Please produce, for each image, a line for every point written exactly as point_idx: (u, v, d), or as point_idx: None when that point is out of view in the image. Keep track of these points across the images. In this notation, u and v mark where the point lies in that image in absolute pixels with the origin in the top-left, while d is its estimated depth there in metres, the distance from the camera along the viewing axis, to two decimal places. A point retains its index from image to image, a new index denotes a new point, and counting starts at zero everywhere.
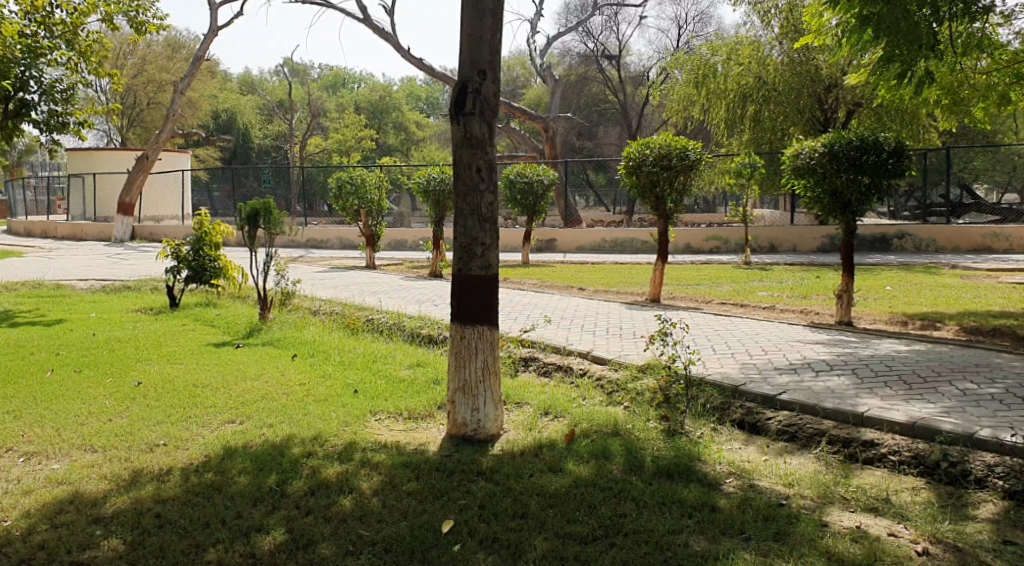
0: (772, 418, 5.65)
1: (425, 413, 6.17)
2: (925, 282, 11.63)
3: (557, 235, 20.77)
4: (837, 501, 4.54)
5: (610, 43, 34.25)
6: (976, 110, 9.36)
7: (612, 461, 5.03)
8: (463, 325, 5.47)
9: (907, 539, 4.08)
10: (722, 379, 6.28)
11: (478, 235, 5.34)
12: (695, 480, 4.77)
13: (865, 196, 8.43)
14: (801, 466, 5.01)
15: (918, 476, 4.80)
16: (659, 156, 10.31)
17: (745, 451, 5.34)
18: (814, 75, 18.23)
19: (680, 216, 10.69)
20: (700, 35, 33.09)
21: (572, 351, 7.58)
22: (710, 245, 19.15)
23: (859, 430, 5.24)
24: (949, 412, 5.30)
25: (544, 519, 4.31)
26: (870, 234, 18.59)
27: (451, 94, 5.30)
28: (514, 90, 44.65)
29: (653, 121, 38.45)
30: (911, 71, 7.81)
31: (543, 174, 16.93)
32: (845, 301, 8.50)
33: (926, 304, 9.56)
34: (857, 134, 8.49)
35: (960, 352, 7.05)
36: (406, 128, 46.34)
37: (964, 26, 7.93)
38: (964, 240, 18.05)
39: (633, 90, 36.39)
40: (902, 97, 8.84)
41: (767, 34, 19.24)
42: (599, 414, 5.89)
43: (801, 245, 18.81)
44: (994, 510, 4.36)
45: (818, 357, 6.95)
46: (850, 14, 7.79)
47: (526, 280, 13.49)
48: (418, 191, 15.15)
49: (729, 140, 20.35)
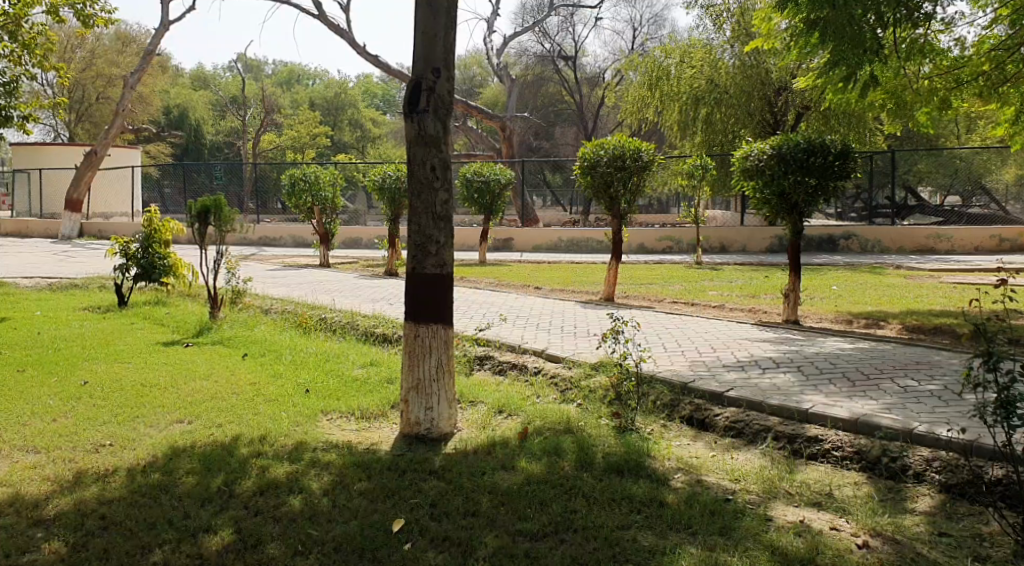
0: (720, 414, 5.76)
1: (378, 412, 6.16)
2: (870, 282, 11.87)
3: (514, 234, 20.81)
4: (781, 496, 4.63)
5: (566, 44, 34.30)
6: (919, 114, 9.56)
7: (563, 458, 5.08)
8: (418, 323, 5.47)
9: (848, 532, 4.16)
10: (672, 376, 6.38)
11: (433, 234, 5.36)
12: (644, 476, 4.84)
13: (812, 198, 8.59)
14: (748, 463, 5.11)
15: (859, 471, 4.90)
16: (613, 156, 10.38)
17: (693, 447, 5.43)
18: (764, 78, 18.60)
19: (634, 216, 10.74)
20: (655, 37, 33.37)
21: (526, 350, 7.61)
22: (663, 245, 19.36)
23: (805, 426, 5.35)
24: (889, 408, 5.45)
25: (495, 516, 4.33)
26: (817, 235, 18.93)
27: (406, 92, 5.32)
28: (470, 88, 44.64)
29: (608, 122, 38.63)
30: (856, 75, 7.93)
31: (499, 173, 16.87)
32: (791, 300, 8.64)
33: (871, 303, 9.78)
34: (803, 136, 8.64)
35: (901, 350, 7.23)
36: (362, 126, 45.98)
37: (907, 33, 8.03)
38: (907, 241, 18.48)
39: (589, 91, 36.66)
40: (848, 101, 8.98)
41: (719, 37, 19.40)
42: (553, 412, 5.93)
43: (750, 246, 19.07)
44: (930, 503, 4.45)
45: (765, 355, 7.08)
46: (799, 19, 7.86)
47: (482, 280, 13.49)
48: (373, 188, 15.04)
49: (683, 142, 20.55)
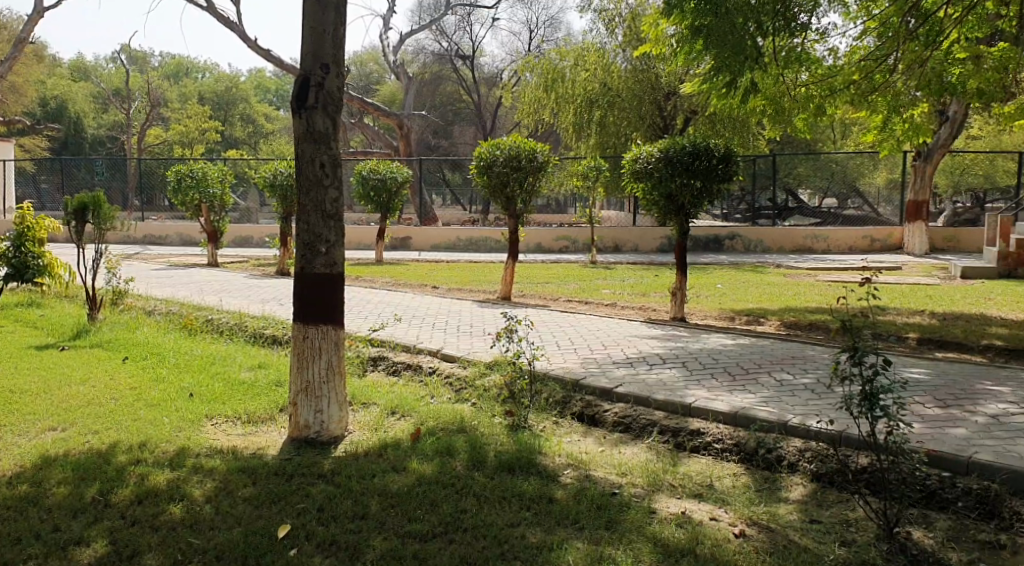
0: (609, 410, 5.88)
1: (266, 416, 6.01)
2: (753, 281, 12.37)
3: (411, 233, 20.69)
4: (665, 488, 4.77)
5: (463, 43, 34.29)
6: (796, 121, 10.01)
7: (454, 458, 5.09)
8: (306, 324, 5.37)
9: (726, 522, 4.32)
10: (564, 374, 6.47)
11: (323, 233, 5.27)
12: (534, 473, 4.90)
13: (697, 199, 8.91)
14: (634, 457, 5.23)
15: (738, 462, 5.10)
16: (509, 156, 10.42)
17: (583, 442, 5.52)
18: (654, 83, 19.09)
19: (530, 216, 10.83)
20: (551, 39, 33.75)
21: (420, 350, 7.57)
22: (558, 245, 19.65)
23: (688, 420, 5.53)
24: (767, 401, 5.69)
25: (385, 518, 4.30)
26: (704, 235, 19.60)
27: (293, 87, 5.21)
28: (367, 85, 44.10)
29: (505, 122, 38.85)
30: (738, 82, 8.23)
31: (396, 171, 16.73)
32: (679, 298, 8.90)
33: (752, 301, 10.20)
34: (689, 140, 8.90)
35: (779, 345, 7.56)
36: (254, 121, 44.75)
37: (785, 42, 8.39)
38: (787, 242, 19.34)
39: (486, 91, 36.77)
40: (732, 106, 9.32)
41: (611, 42, 19.70)
42: (445, 412, 5.93)
43: (642, 246, 19.55)
44: (803, 492, 4.67)
45: (653, 351, 7.28)
46: (684, 25, 8.09)
47: (377, 279, 13.35)
48: (264, 185, 14.67)
49: (578, 143, 20.90)
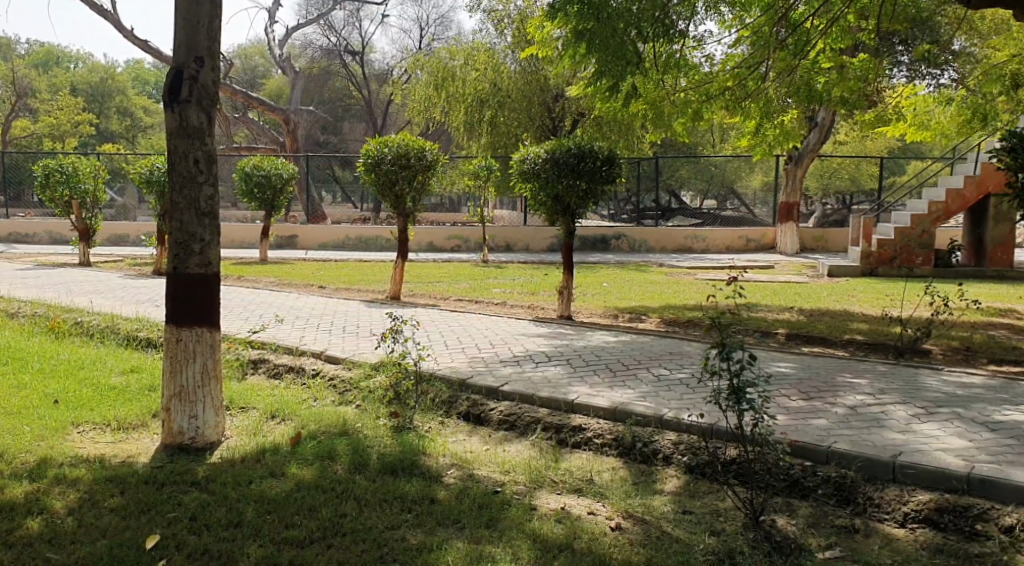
0: (493, 408, 5.91)
1: (137, 422, 5.75)
2: (636, 279, 12.70)
3: (298, 231, 20.26)
4: (546, 485, 4.82)
5: (353, 39, 33.77)
6: (676, 125, 10.34)
7: (336, 461, 5.00)
8: (180, 326, 5.16)
9: (603, 516, 4.40)
10: (450, 374, 6.46)
11: (197, 231, 5.09)
12: (417, 474, 4.87)
13: (583, 200, 9.07)
14: (518, 454, 5.27)
15: (617, 457, 5.21)
16: (396, 155, 10.30)
17: (467, 442, 5.52)
18: (543, 85, 19.34)
19: (420, 215, 10.76)
20: (441, 38, 33.66)
21: (304, 352, 7.41)
22: (449, 244, 19.65)
23: (570, 417, 5.62)
24: (645, 396, 5.85)
25: (261, 525, 4.19)
26: (592, 235, 20.00)
27: (165, 80, 5.01)
28: (253, 80, 42.90)
29: (396, 120, 38.54)
30: (621, 85, 8.42)
31: (281, 168, 16.34)
32: (566, 296, 9.03)
33: (636, 299, 10.46)
34: (575, 142, 9.05)
35: (659, 342, 7.79)
36: (132, 114, 42.80)
37: (665, 49, 8.65)
38: (671, 242, 19.96)
39: (377, 88, 36.37)
40: (615, 109, 9.53)
41: (500, 42, 19.81)
42: (328, 414, 5.82)
43: (533, 245, 19.77)
44: (677, 484, 4.81)
45: (539, 350, 7.36)
46: (568, 29, 8.21)
47: (262, 279, 12.99)
48: (140, 181, 14.05)
49: (469, 142, 20.94)
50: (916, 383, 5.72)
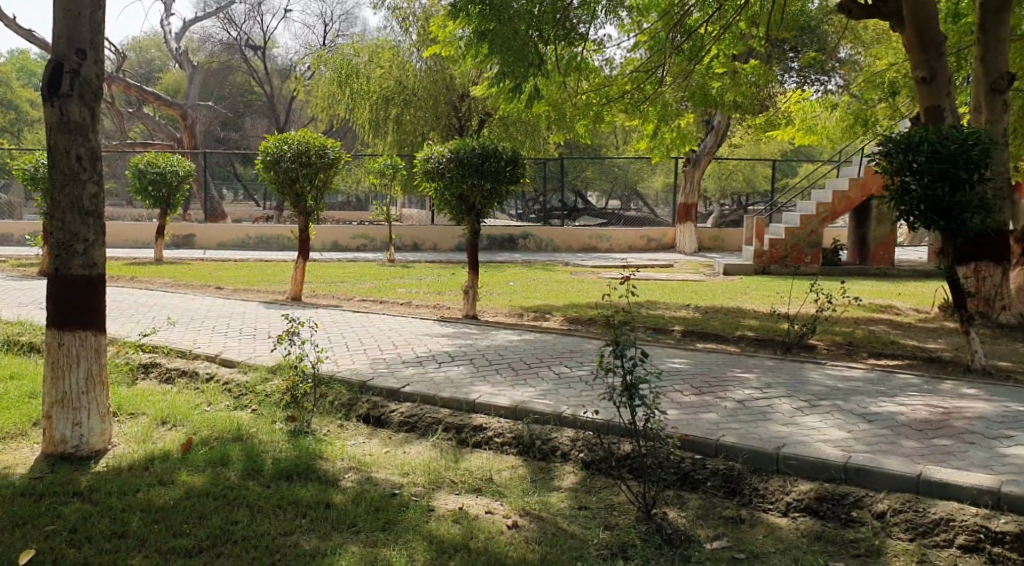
0: (394, 410, 5.86)
1: (15, 431, 5.46)
2: (542, 278, 12.82)
3: (196, 230, 19.65)
4: (445, 485, 4.79)
5: (254, 33, 32.92)
6: (579, 127, 10.50)
7: (229, 468, 4.87)
8: (62, 330, 4.93)
9: (500, 514, 4.40)
10: (350, 376, 6.38)
11: (80, 231, 4.88)
12: (313, 478, 4.78)
13: (487, 200, 9.10)
14: (417, 455, 5.24)
15: (517, 455, 5.24)
16: (296, 152, 10.09)
17: (367, 444, 5.45)
18: (449, 84, 19.27)
19: (322, 214, 10.58)
20: (346, 34, 33.19)
21: (198, 355, 7.19)
22: (355, 243, 19.39)
23: (471, 416, 5.62)
24: (545, 395, 5.91)
25: (146, 535, 4.04)
26: (499, 234, 20.10)
27: (43, 73, 4.77)
28: (149, 73, 41.35)
29: (300, 117, 37.81)
30: (523, 86, 8.47)
31: (177, 165, 15.79)
32: (471, 296, 9.03)
33: (541, 298, 10.56)
34: (478, 142, 9.04)
35: (561, 341, 7.88)
36: (17, 107, 40.63)
37: (566, 51, 8.75)
38: (576, 241, 20.25)
39: (280, 84, 35.60)
40: (518, 110, 9.59)
41: (405, 40, 19.70)
42: (222, 420, 5.66)
43: (440, 244, 19.70)
44: (574, 480, 4.87)
45: (441, 350, 7.34)
46: (470, 29, 8.19)
47: (156, 279, 12.53)
48: (22, 178, 13.35)
49: (374, 140, 20.71)
50: (801, 377, 5.97)
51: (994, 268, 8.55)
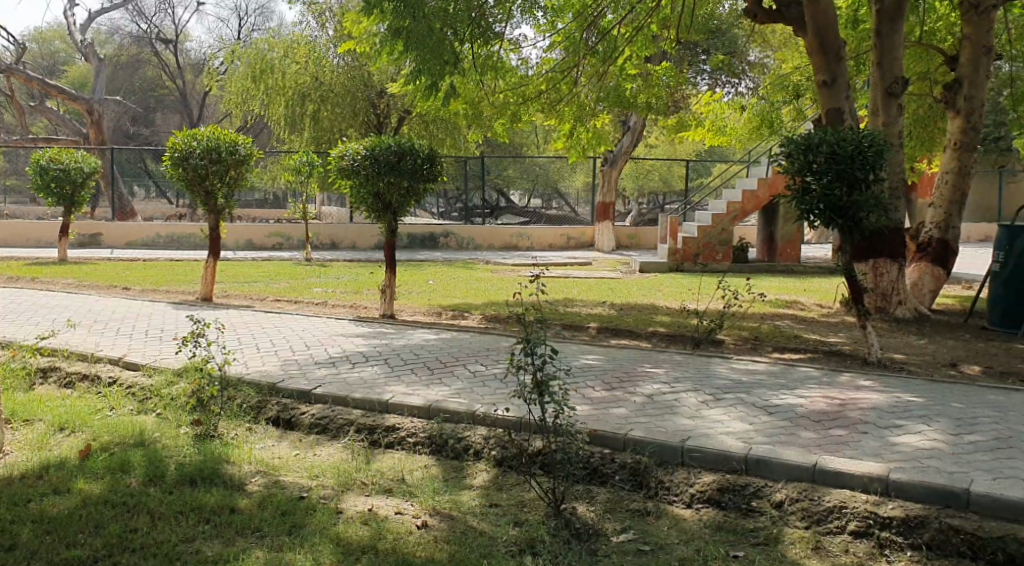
0: (305, 412, 5.76)
1: None
2: (461, 276, 12.81)
3: (103, 229, 19.00)
4: (355, 486, 4.73)
5: (166, 26, 31.94)
6: (496, 125, 10.54)
7: (129, 474, 4.72)
8: None
9: (410, 514, 4.36)
10: (260, 378, 6.25)
11: None
12: (218, 483, 4.67)
13: (404, 198, 9.05)
14: (327, 457, 5.17)
15: (429, 454, 5.21)
16: (206, 149, 9.83)
17: (276, 447, 5.35)
18: (367, 81, 19.09)
19: (233, 212, 10.34)
20: (262, 29, 32.52)
21: (100, 358, 6.94)
22: (271, 241, 19.05)
23: (383, 417, 5.57)
24: (459, 394, 5.90)
25: (37, 547, 3.88)
26: (420, 233, 20.02)
27: None
28: (53, 65, 39.68)
29: (214, 113, 36.87)
30: (439, 84, 8.41)
31: (81, 161, 15.19)
32: (387, 295, 8.94)
33: (459, 296, 10.55)
34: (394, 139, 8.95)
35: (477, 339, 7.89)
36: None
37: (482, 49, 8.74)
38: (497, 239, 20.36)
39: (193, 79, 34.66)
40: (435, 107, 9.53)
41: (322, 35, 19.44)
42: (124, 424, 5.47)
43: (360, 243, 19.50)
44: (486, 478, 4.86)
45: (355, 350, 7.26)
46: (384, 25, 8.10)
47: (59, 280, 12.05)
48: None
49: (291, 136, 20.35)
50: (707, 371, 6.13)
51: (891, 264, 8.93)
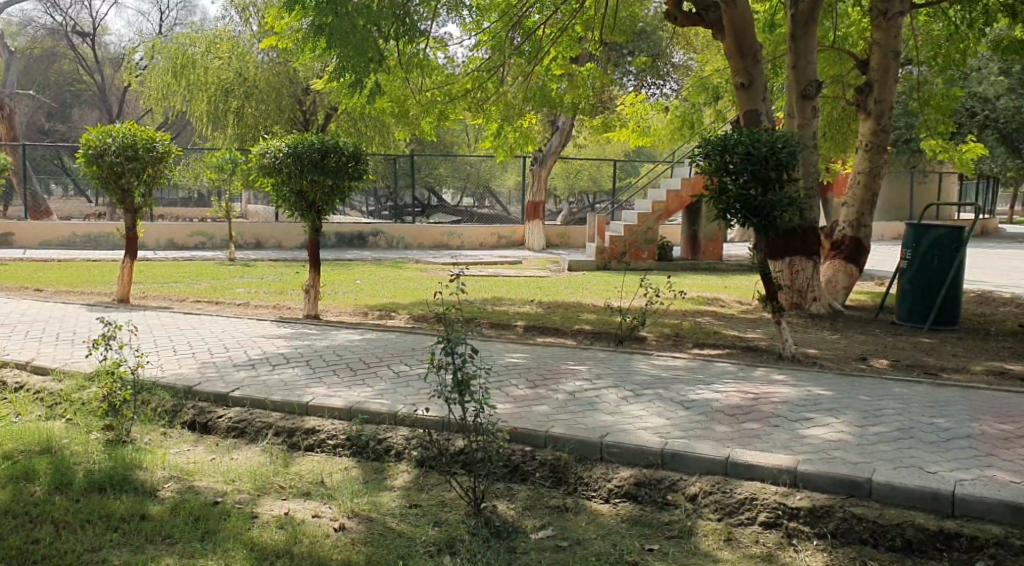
0: (222, 415, 5.64)
1: None
2: (388, 276, 12.73)
3: (15, 228, 18.29)
4: (272, 491, 4.65)
5: (83, 18, 30.89)
6: (423, 124, 10.50)
7: (33, 483, 4.55)
8: None
9: (327, 517, 4.30)
10: (176, 381, 6.10)
11: None
12: (129, 489, 4.54)
13: (328, 196, 8.93)
14: (245, 461, 5.07)
15: (350, 456, 5.15)
16: (121, 146, 9.52)
17: (192, 451, 5.23)
18: (292, 77, 18.82)
19: (151, 210, 10.06)
20: (185, 23, 31.73)
21: (7, 363, 6.67)
22: (194, 241, 18.62)
23: (303, 419, 5.49)
24: (381, 394, 5.86)
25: None
26: (349, 232, 19.83)
27: None
28: None
29: (135, 109, 35.83)
30: (363, 82, 8.32)
31: None
32: (311, 295, 8.82)
33: (386, 296, 10.47)
34: (318, 137, 8.82)
35: (403, 339, 7.84)
36: None
37: (408, 47, 8.69)
38: (427, 238, 20.32)
39: (112, 74, 33.62)
40: (359, 105, 9.43)
41: (246, 31, 19.09)
42: (30, 431, 5.27)
43: (286, 242, 19.19)
44: (407, 479, 4.82)
45: (277, 351, 7.15)
46: (307, 21, 7.97)
47: None
48: None
49: (214, 133, 19.91)
50: (628, 368, 6.21)
51: (806, 262, 9.20)
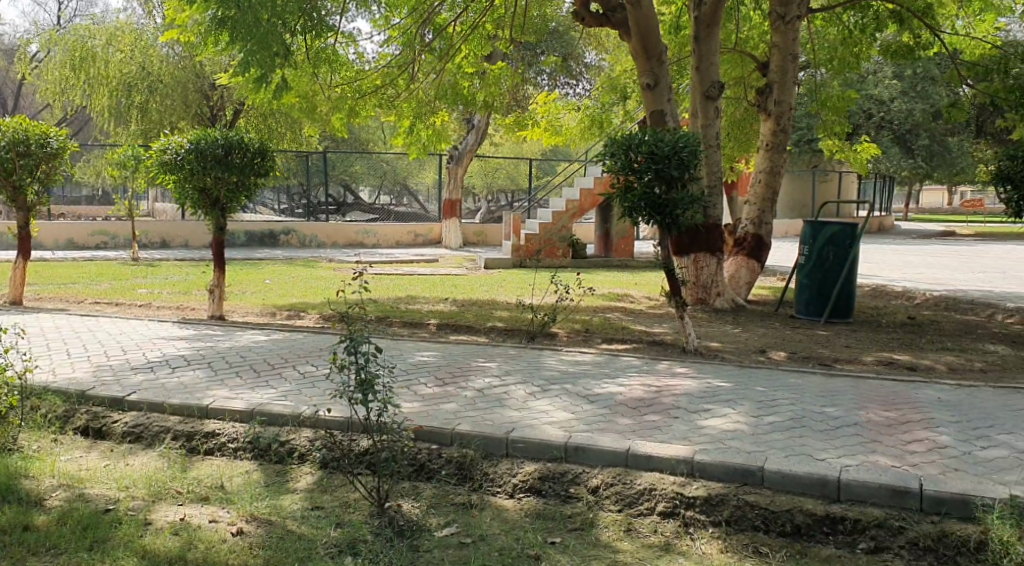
0: (117, 420, 5.45)
1: None
2: (299, 275, 12.54)
3: None
4: (167, 496, 4.51)
5: None
6: (333, 120, 10.36)
7: None
8: None
9: (224, 522, 4.20)
10: (69, 386, 5.86)
11: None
12: (13, 499, 4.34)
13: (233, 193, 8.72)
14: (141, 467, 4.91)
15: (251, 459, 5.04)
16: (12, 141, 9.09)
17: (85, 458, 5.04)
18: (199, 71, 18.36)
19: (44, 208, 9.65)
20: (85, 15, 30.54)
21: None
22: (95, 240, 17.96)
23: (203, 422, 5.35)
24: (285, 395, 5.76)
25: None
26: (260, 231, 19.50)
27: None
28: None
29: (33, 103, 34.29)
30: (268, 77, 8.16)
31: None
32: (216, 295, 8.60)
33: (296, 295, 10.29)
34: (221, 133, 8.60)
35: (311, 339, 7.73)
36: None
37: (314, 41, 8.57)
38: (342, 237, 20.15)
39: (7, 66, 32.09)
40: (265, 100, 9.24)
41: (149, 24, 18.53)
42: None
43: (193, 241, 18.69)
44: (309, 480, 4.75)
45: (178, 353, 6.94)
46: (208, 13, 7.77)
47: None
48: None
49: (118, 129, 19.24)
50: (536, 364, 6.26)
51: (709, 258, 9.44)
